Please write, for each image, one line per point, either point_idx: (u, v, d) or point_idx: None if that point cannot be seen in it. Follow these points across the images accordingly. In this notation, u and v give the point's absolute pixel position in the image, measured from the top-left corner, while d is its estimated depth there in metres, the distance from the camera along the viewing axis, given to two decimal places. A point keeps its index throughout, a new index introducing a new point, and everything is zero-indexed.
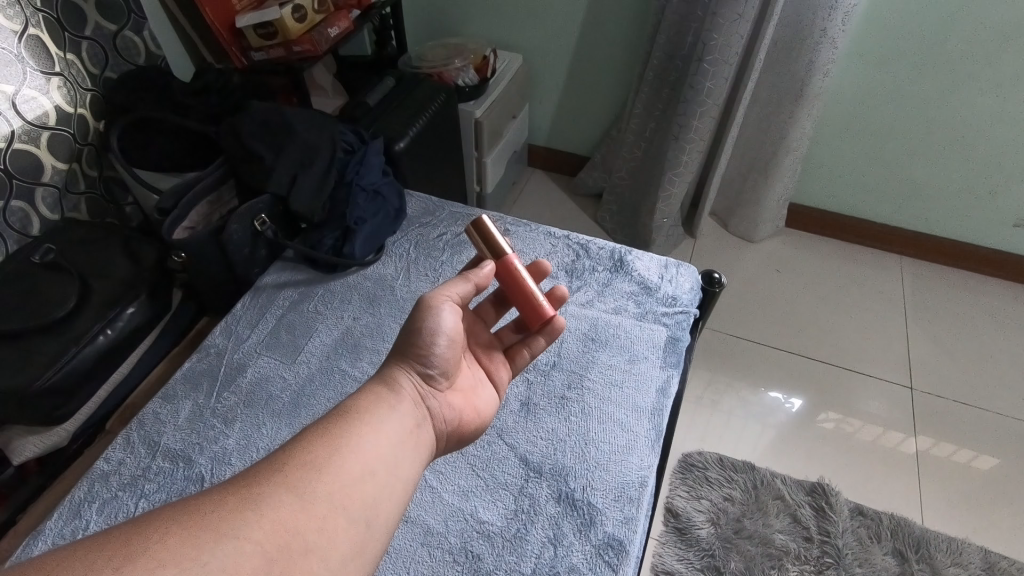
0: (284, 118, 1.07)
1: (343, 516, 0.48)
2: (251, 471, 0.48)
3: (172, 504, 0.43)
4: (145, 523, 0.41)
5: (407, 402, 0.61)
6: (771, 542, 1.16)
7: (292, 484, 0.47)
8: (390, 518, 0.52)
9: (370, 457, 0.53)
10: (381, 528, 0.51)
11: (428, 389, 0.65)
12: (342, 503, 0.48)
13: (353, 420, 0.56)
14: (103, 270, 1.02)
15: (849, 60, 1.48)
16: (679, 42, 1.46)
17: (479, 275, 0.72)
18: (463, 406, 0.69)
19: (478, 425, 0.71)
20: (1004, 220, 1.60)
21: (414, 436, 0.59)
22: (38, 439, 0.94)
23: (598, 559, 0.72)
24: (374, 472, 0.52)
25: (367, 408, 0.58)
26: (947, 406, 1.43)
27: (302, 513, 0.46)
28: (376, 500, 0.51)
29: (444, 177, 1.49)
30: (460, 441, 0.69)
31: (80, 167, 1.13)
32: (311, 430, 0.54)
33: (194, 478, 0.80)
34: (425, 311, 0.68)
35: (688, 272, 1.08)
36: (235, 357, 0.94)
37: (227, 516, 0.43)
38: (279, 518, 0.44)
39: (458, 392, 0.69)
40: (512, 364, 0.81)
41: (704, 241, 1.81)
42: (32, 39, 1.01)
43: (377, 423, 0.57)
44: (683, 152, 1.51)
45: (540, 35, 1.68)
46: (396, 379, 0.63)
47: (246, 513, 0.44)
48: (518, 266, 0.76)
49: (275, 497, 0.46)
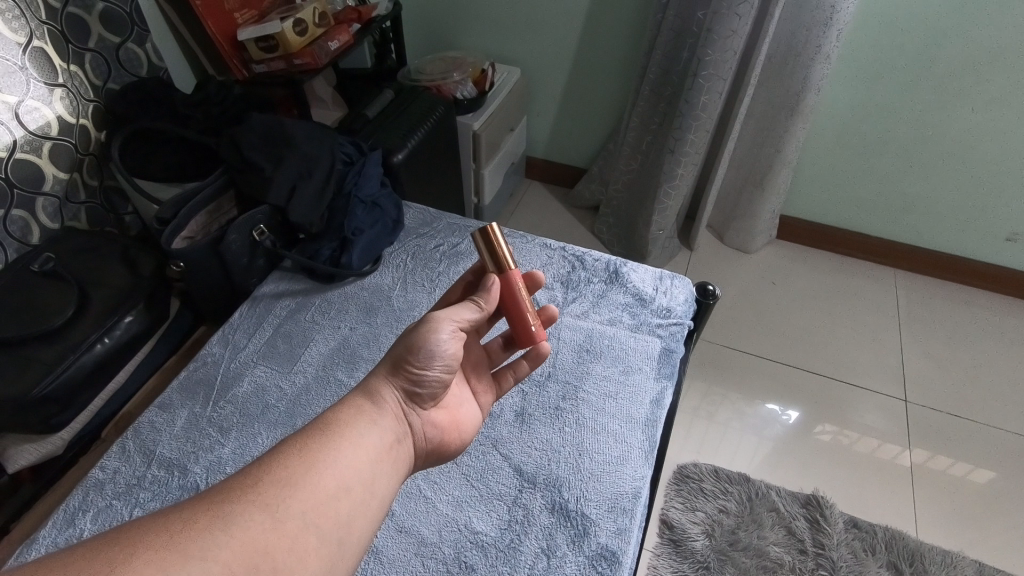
0: (284, 129, 1.09)
1: (315, 535, 0.49)
2: (224, 486, 0.48)
3: (142, 519, 0.43)
4: (113, 540, 0.40)
5: (388, 418, 0.61)
6: (765, 554, 1.17)
7: (266, 501, 0.48)
8: (361, 536, 0.52)
9: (345, 474, 0.54)
10: (352, 548, 0.51)
11: (413, 405, 0.65)
12: (315, 521, 0.49)
13: (333, 434, 0.57)
14: (102, 279, 1.03)
15: (842, 75, 1.50)
16: (674, 57, 1.48)
17: (487, 301, 0.73)
18: (446, 423, 0.70)
19: (459, 442, 0.71)
20: (996, 234, 1.61)
21: (393, 453, 0.60)
22: (33, 447, 0.95)
23: (591, 570, 0.73)
24: (349, 489, 0.53)
25: (348, 422, 0.59)
26: (941, 419, 1.44)
27: (274, 531, 0.46)
28: (348, 520, 0.52)
29: (442, 188, 1.51)
30: (440, 457, 0.70)
31: (81, 176, 1.14)
32: (289, 444, 0.54)
33: (189, 487, 0.80)
34: (426, 329, 0.67)
35: (683, 284, 1.09)
36: (231, 366, 0.95)
37: (198, 532, 0.43)
38: (251, 536, 0.45)
39: (443, 409, 0.70)
40: (498, 387, 0.82)
41: (700, 253, 1.83)
42: (36, 50, 1.03)
43: (356, 439, 0.57)
44: (679, 165, 1.53)
45: (538, 49, 1.71)
46: (381, 393, 0.63)
47: (218, 530, 0.44)
48: (518, 282, 0.76)
49: (247, 515, 0.46)
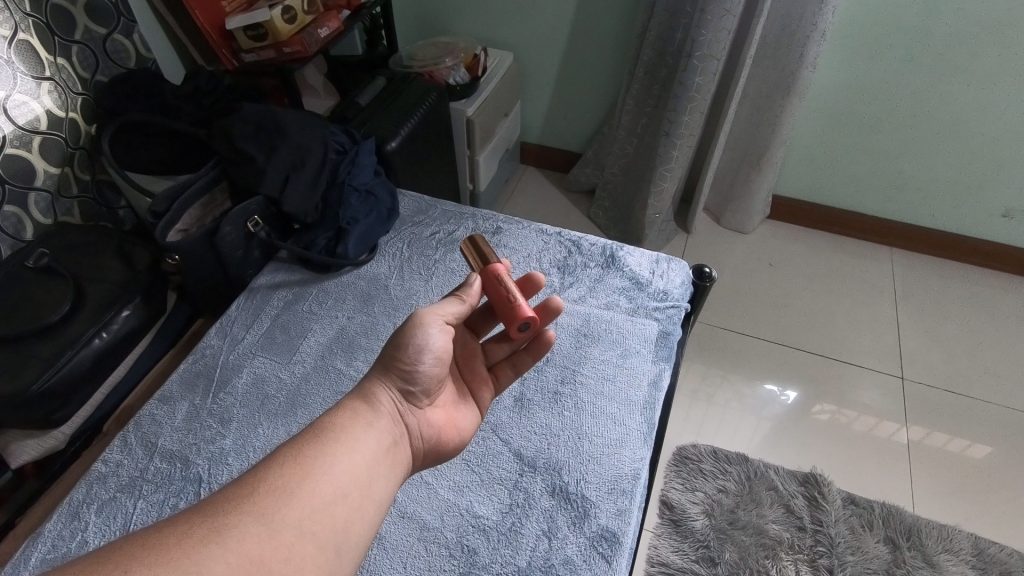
0: (275, 119, 1.08)
1: (312, 543, 0.49)
2: (219, 497, 0.49)
3: (136, 535, 0.44)
4: (107, 558, 0.41)
5: (384, 420, 0.62)
6: (764, 531, 1.18)
7: (261, 511, 0.48)
8: (360, 541, 0.53)
9: (341, 479, 0.54)
10: (351, 552, 0.52)
11: (408, 406, 0.66)
12: (312, 529, 0.50)
13: (328, 440, 0.57)
14: (98, 273, 1.02)
15: (837, 54, 1.49)
16: (668, 38, 1.47)
17: (469, 295, 0.74)
18: (442, 423, 0.70)
19: (457, 442, 0.72)
20: (992, 210, 1.61)
21: (389, 455, 0.60)
22: (35, 442, 0.95)
23: (593, 551, 0.74)
24: (346, 495, 0.54)
25: (343, 426, 0.59)
26: (938, 395, 1.45)
27: (271, 541, 0.47)
28: (345, 525, 0.52)
29: (436, 175, 1.50)
30: (438, 457, 0.71)
31: (72, 170, 1.13)
32: (283, 451, 0.55)
33: (192, 478, 0.80)
34: (415, 327, 0.68)
35: (679, 267, 1.09)
36: (230, 358, 0.95)
37: (194, 545, 0.44)
38: (247, 548, 0.46)
39: (439, 409, 0.71)
40: (495, 382, 0.82)
41: (696, 236, 1.83)
42: (21, 44, 1.01)
43: (352, 444, 0.58)
44: (674, 148, 1.52)
45: (531, 32, 1.69)
46: (375, 395, 0.64)
47: (214, 544, 0.45)
48: (502, 272, 0.75)
49: (242, 526, 0.47)
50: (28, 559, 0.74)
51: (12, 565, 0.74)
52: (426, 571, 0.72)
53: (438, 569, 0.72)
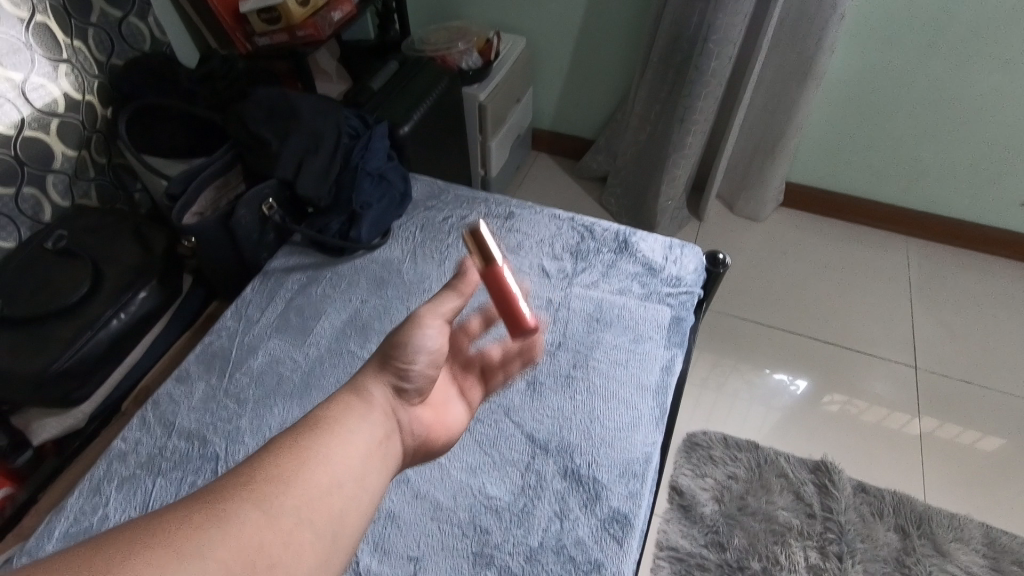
0: (290, 104, 1.09)
1: (308, 533, 0.48)
2: (210, 490, 0.47)
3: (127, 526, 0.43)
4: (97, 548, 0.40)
5: (379, 413, 0.60)
6: (774, 518, 1.19)
7: (256, 497, 0.47)
8: (356, 531, 0.52)
9: (336, 471, 0.53)
10: (347, 541, 0.51)
11: (402, 395, 0.63)
12: (308, 517, 0.49)
13: (321, 430, 0.55)
14: (114, 255, 1.04)
15: (857, 38, 1.47)
16: (684, 22, 1.45)
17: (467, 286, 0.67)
18: (438, 415, 0.67)
19: (454, 436, 0.69)
20: (1011, 199, 1.59)
21: (386, 446, 0.58)
22: (56, 420, 0.97)
23: (604, 533, 0.74)
24: (341, 486, 0.52)
25: (337, 417, 0.57)
26: (951, 385, 1.44)
27: (266, 531, 0.46)
28: (342, 515, 0.51)
29: (449, 161, 1.50)
30: (436, 452, 0.68)
31: (89, 154, 1.14)
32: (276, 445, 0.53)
33: (209, 457, 0.82)
34: (412, 326, 0.64)
35: (693, 253, 1.08)
36: (245, 339, 0.96)
37: (188, 538, 0.43)
38: (242, 536, 0.44)
39: (435, 401, 0.68)
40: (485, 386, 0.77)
41: (709, 223, 1.81)
42: (38, 27, 1.02)
43: (346, 435, 0.56)
44: (688, 134, 1.51)
45: (544, 17, 1.67)
46: (369, 387, 0.62)
47: (209, 534, 0.43)
48: (508, 275, 0.67)
49: (237, 517, 0.45)
50: (52, 532, 0.76)
51: (37, 538, 0.76)
52: (440, 550, 0.73)
53: (451, 548, 0.73)
